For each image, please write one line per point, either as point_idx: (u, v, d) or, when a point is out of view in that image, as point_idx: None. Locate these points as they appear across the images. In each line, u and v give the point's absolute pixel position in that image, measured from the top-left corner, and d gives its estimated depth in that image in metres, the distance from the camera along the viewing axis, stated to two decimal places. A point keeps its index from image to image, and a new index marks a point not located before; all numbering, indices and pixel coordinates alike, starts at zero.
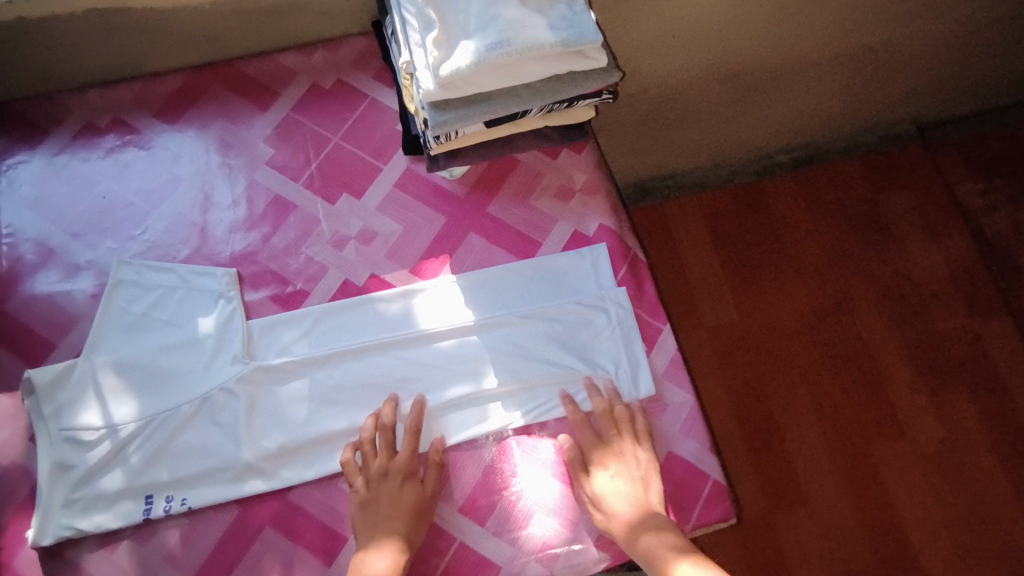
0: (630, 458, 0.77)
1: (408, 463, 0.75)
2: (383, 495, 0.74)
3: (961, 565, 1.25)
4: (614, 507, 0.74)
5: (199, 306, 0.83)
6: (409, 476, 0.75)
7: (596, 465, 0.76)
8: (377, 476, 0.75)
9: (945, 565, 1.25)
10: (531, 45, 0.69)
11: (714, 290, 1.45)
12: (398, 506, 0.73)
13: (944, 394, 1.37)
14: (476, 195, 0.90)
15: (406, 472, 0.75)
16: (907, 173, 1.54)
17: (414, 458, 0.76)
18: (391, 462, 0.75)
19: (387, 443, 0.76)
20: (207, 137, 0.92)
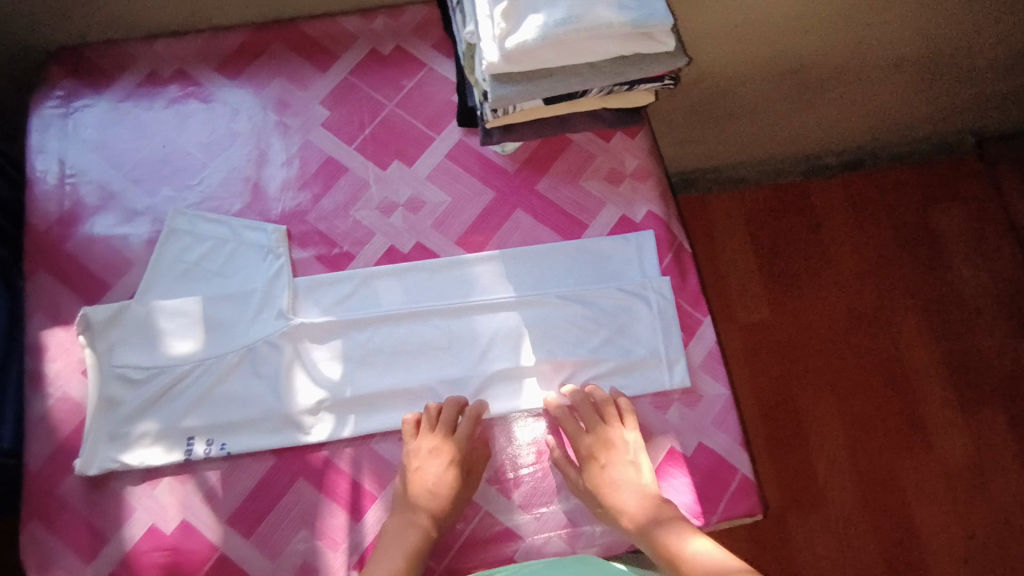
0: (616, 444, 0.77)
1: (460, 448, 0.76)
2: (429, 470, 0.75)
3: None
4: (622, 501, 0.74)
5: (248, 260, 0.85)
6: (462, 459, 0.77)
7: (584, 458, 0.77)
8: (427, 451, 0.76)
9: None
10: (600, 23, 0.69)
11: (749, 288, 1.43)
12: (438, 482, 0.75)
13: (978, 413, 1.33)
14: (526, 172, 0.90)
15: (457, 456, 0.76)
16: (960, 185, 1.49)
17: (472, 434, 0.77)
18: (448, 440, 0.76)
19: (444, 425, 0.77)
20: (266, 95, 0.93)
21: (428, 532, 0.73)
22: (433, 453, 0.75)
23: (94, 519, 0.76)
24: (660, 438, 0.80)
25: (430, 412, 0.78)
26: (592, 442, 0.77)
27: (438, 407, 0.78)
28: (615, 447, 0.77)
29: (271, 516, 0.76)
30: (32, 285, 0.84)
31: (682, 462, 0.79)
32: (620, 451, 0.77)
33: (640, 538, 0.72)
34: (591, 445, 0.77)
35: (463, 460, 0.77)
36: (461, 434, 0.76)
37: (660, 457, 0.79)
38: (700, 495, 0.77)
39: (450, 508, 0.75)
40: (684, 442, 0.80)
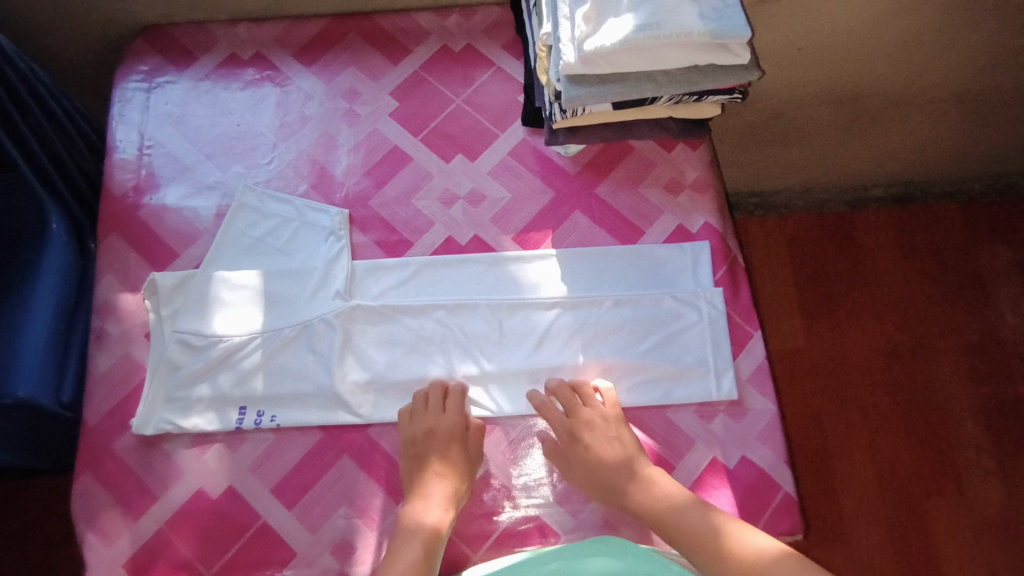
0: (598, 423, 0.77)
1: (456, 426, 0.77)
2: (428, 452, 0.76)
3: None
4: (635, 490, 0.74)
5: (311, 240, 0.87)
6: (459, 436, 0.77)
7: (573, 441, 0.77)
8: (422, 436, 0.77)
9: None
10: (679, 31, 0.70)
11: (785, 314, 1.43)
12: (441, 463, 0.75)
13: (1014, 461, 1.30)
14: (586, 175, 0.91)
15: (454, 434, 0.77)
16: (1009, 228, 1.47)
17: (463, 417, 0.79)
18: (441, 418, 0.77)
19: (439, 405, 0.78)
20: (338, 82, 0.96)
21: (445, 517, 0.73)
22: (430, 432, 0.76)
23: (145, 477, 0.78)
24: (703, 448, 0.79)
25: (420, 399, 0.80)
26: (574, 425, 0.77)
27: (423, 395, 0.80)
28: (597, 428, 0.77)
29: (314, 491, 0.78)
30: (103, 247, 0.88)
31: (722, 473, 0.78)
32: (602, 429, 0.77)
33: (669, 533, 0.71)
34: (574, 428, 0.77)
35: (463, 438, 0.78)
36: (454, 413, 0.78)
37: (703, 466, 0.79)
38: (741, 508, 0.77)
39: (462, 488, 0.76)
40: (728, 454, 0.79)
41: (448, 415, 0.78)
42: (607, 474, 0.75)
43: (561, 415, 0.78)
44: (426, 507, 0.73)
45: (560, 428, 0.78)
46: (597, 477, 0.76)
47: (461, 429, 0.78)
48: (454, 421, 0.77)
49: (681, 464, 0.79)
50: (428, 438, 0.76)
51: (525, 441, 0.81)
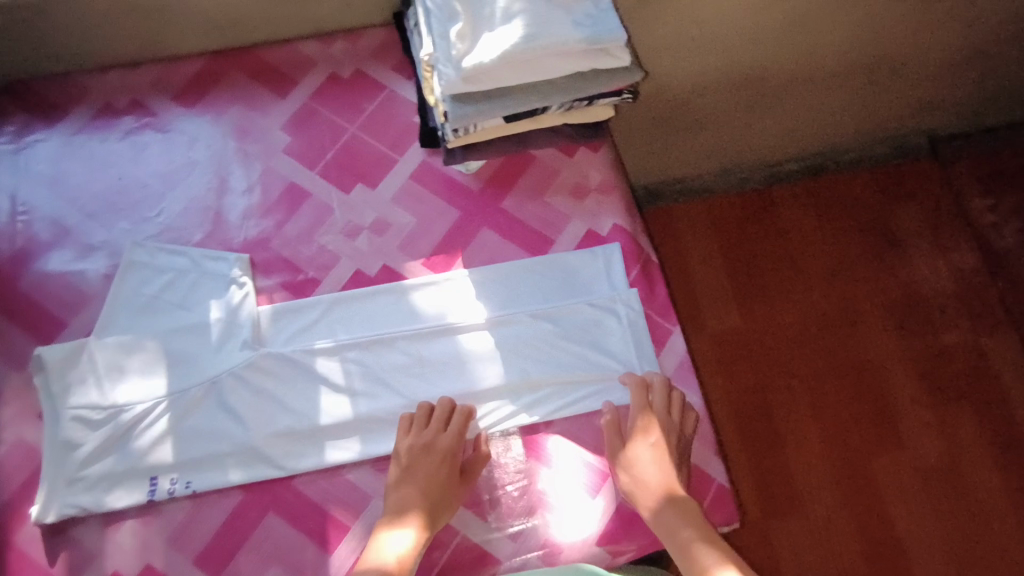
0: (673, 431, 0.77)
1: (450, 448, 0.75)
2: (421, 472, 0.74)
3: None
4: (648, 484, 0.74)
5: (210, 290, 0.83)
6: (451, 457, 0.75)
7: (639, 431, 0.76)
8: (418, 451, 0.75)
9: None
10: (555, 41, 0.69)
11: (718, 296, 1.45)
12: (429, 479, 0.74)
13: (947, 408, 1.35)
14: (491, 190, 0.90)
15: (449, 454, 0.75)
16: (917, 185, 1.52)
17: (460, 441, 0.76)
18: (438, 437, 0.75)
19: (436, 423, 0.76)
20: (224, 122, 0.92)
21: (422, 534, 0.71)
22: (425, 451, 0.75)
23: (53, 568, 0.73)
24: None
25: (422, 411, 0.77)
26: (654, 418, 0.76)
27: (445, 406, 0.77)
28: (667, 432, 0.77)
29: (240, 555, 0.74)
30: None
31: None
32: (671, 437, 0.77)
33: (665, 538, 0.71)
34: (652, 420, 0.76)
35: (457, 459, 0.76)
36: (452, 432, 0.76)
37: None
38: None
39: (438, 514, 0.73)
40: None
41: (445, 434, 0.76)
42: (648, 465, 0.74)
43: (644, 404, 0.77)
44: (408, 521, 0.72)
45: (641, 414, 0.77)
46: (641, 461, 0.75)
47: (456, 450, 0.76)
48: (450, 441, 0.75)
49: None
50: (423, 456, 0.75)
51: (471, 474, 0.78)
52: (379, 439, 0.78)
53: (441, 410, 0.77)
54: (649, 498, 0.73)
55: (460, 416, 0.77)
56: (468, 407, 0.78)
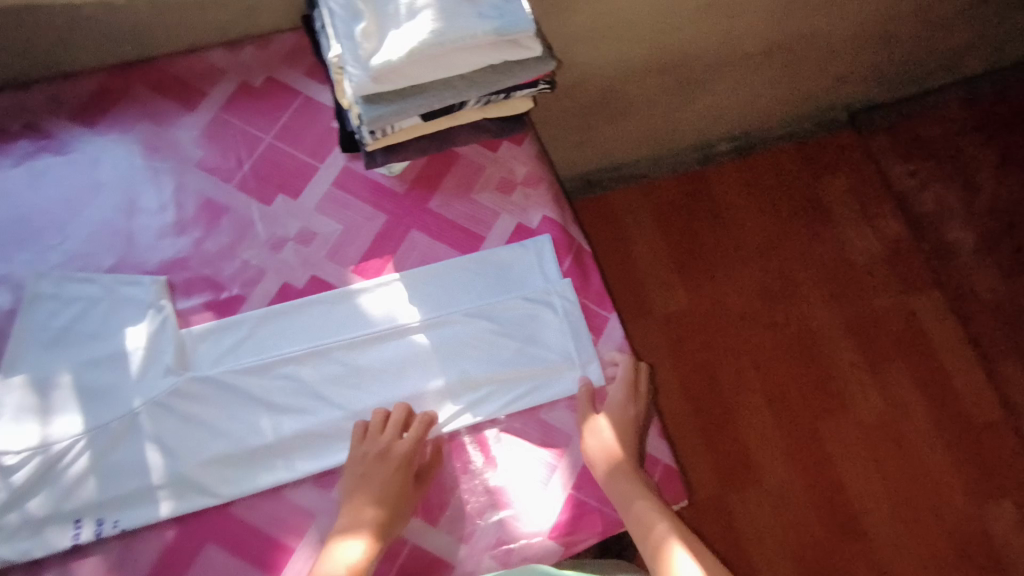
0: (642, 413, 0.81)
1: (407, 453, 0.73)
2: (377, 479, 0.72)
3: (905, 529, 1.30)
4: (611, 456, 0.76)
5: (126, 317, 0.79)
6: (408, 463, 0.73)
7: (613, 404, 0.79)
8: (374, 457, 0.73)
9: (892, 533, 1.30)
10: (463, 34, 0.68)
11: (662, 279, 1.47)
12: (384, 488, 0.72)
13: (885, 368, 1.41)
14: (417, 191, 0.88)
15: (405, 462, 0.73)
16: (840, 157, 1.57)
17: (419, 445, 0.74)
18: (396, 442, 0.73)
19: (394, 429, 0.74)
20: (130, 139, 0.88)
21: (374, 544, 0.69)
22: (381, 458, 0.72)
23: None
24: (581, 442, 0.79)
25: (379, 417, 0.75)
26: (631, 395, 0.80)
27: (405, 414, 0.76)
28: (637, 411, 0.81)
29: None
30: None
31: None
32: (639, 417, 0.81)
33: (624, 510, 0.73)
34: (628, 396, 0.80)
35: (412, 466, 0.74)
36: (410, 438, 0.74)
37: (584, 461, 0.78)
38: None
39: (392, 521, 0.72)
40: None
41: (403, 441, 0.74)
42: (621, 437, 0.77)
43: (621, 383, 0.81)
44: (360, 532, 0.70)
45: (619, 389, 0.80)
46: (615, 432, 0.77)
47: (414, 456, 0.74)
48: (407, 446, 0.73)
49: (564, 461, 0.78)
50: (380, 462, 0.72)
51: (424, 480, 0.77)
52: (320, 454, 0.76)
53: (398, 416, 0.75)
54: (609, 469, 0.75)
55: (421, 425, 0.75)
56: (430, 416, 0.76)
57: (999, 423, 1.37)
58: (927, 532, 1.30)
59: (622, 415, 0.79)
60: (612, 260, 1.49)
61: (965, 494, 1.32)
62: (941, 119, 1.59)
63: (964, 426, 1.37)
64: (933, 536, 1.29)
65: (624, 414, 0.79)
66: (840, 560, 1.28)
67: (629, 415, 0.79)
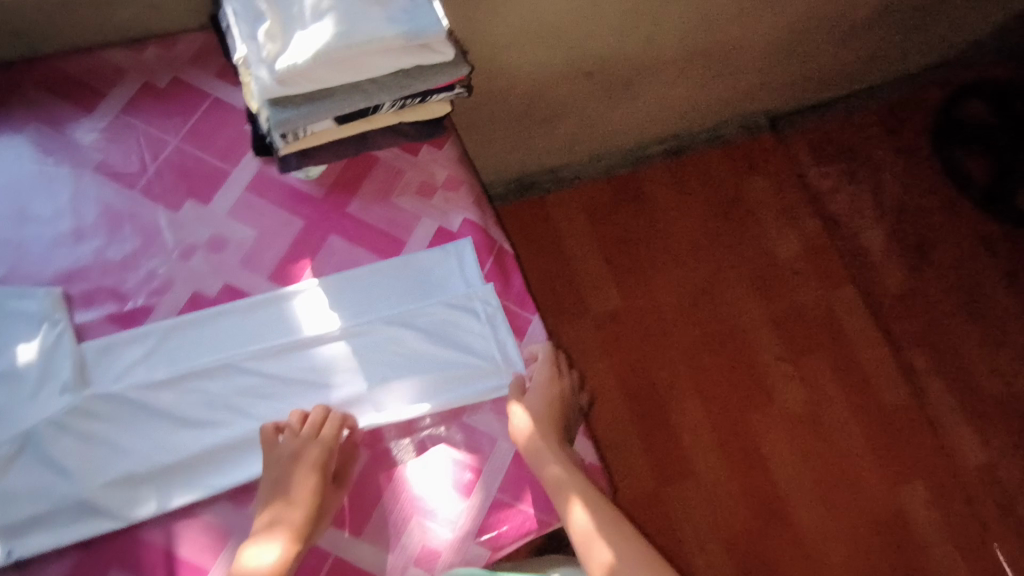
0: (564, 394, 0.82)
1: (323, 452, 0.71)
2: (293, 481, 0.70)
3: (826, 513, 1.37)
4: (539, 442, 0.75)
5: (17, 333, 0.74)
6: (325, 463, 0.71)
7: (534, 390, 0.79)
8: (287, 459, 0.70)
9: (813, 517, 1.36)
10: (371, 38, 0.68)
11: (596, 280, 1.50)
12: (301, 488, 0.70)
13: (804, 360, 1.48)
14: (336, 195, 0.86)
15: (321, 460, 0.71)
16: (762, 159, 1.64)
17: (335, 441, 0.73)
18: (312, 442, 0.72)
19: (308, 429, 0.72)
20: (20, 142, 0.82)
21: (292, 547, 0.67)
22: (295, 459, 0.70)
23: None
24: (505, 444, 0.79)
25: (295, 418, 0.73)
26: (551, 378, 0.81)
27: (320, 416, 0.74)
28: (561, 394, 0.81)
29: None
30: None
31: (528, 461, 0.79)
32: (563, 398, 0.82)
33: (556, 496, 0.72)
34: (548, 381, 0.80)
35: (331, 464, 0.73)
36: (326, 436, 0.73)
37: (507, 462, 0.79)
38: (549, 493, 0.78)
39: (311, 524, 0.70)
40: None
41: (320, 438, 0.72)
42: (553, 412, 0.79)
43: (541, 368, 0.81)
44: (275, 538, 0.67)
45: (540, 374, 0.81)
46: (547, 407, 0.78)
47: (331, 454, 0.72)
48: (323, 445, 0.72)
49: (487, 464, 0.78)
50: (293, 464, 0.70)
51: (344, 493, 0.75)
52: (234, 470, 0.73)
53: (315, 416, 0.74)
54: (539, 456, 0.74)
55: (333, 422, 0.74)
56: (344, 413, 0.76)
57: (907, 410, 1.46)
58: (844, 514, 1.37)
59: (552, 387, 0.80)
60: (547, 261, 1.51)
61: (878, 476, 1.41)
62: (851, 124, 1.69)
63: (877, 413, 1.45)
64: (850, 518, 1.37)
65: (552, 387, 0.80)
66: (767, 546, 1.34)
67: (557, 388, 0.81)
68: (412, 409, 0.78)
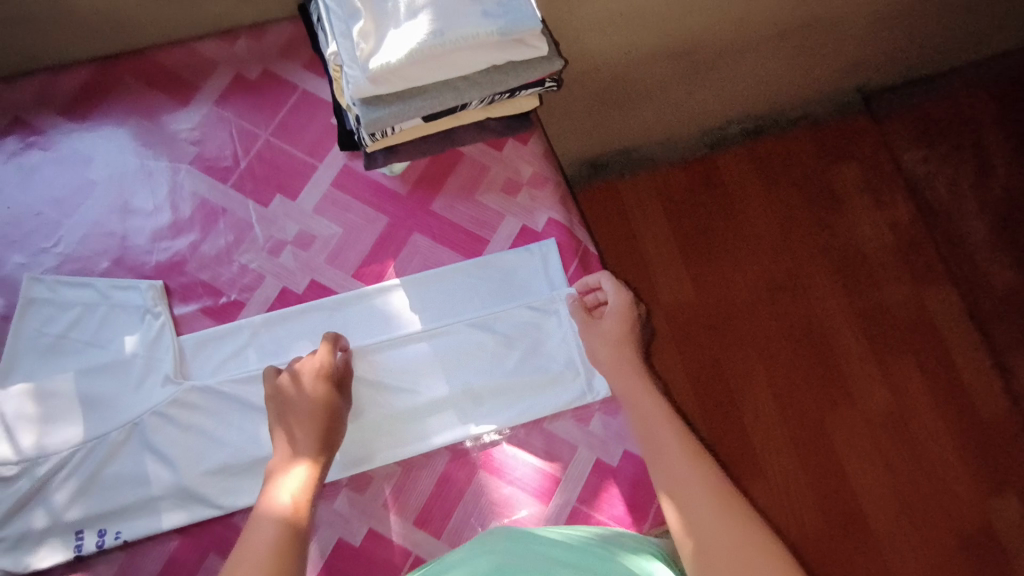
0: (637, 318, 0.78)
1: (324, 368, 0.69)
2: (297, 400, 0.67)
3: (909, 523, 1.29)
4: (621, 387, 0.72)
5: (123, 324, 0.77)
6: (328, 377, 0.69)
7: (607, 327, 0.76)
8: (288, 384, 0.68)
9: (896, 526, 1.29)
10: (466, 35, 0.65)
11: (668, 266, 1.40)
12: (308, 406, 0.66)
13: (892, 361, 1.38)
14: (420, 192, 0.85)
15: (325, 372, 0.69)
16: (855, 142, 1.50)
17: (333, 358, 0.71)
18: (308, 364, 0.70)
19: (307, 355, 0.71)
20: (121, 136, 0.85)
21: (318, 458, 0.64)
22: (297, 381, 0.68)
23: None
24: (586, 452, 0.78)
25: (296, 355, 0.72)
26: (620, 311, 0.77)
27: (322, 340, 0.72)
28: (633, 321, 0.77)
29: None
30: None
31: (608, 473, 0.77)
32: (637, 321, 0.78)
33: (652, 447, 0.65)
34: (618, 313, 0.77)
35: (336, 379, 0.70)
36: (322, 355, 0.70)
37: (588, 471, 0.77)
38: (631, 505, 0.76)
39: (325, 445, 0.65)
40: (610, 451, 0.78)
41: (317, 359, 0.70)
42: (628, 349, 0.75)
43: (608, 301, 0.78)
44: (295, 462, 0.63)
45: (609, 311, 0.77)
46: (621, 346, 0.75)
47: (331, 371, 0.70)
48: (323, 362, 0.70)
49: (566, 473, 0.77)
50: (296, 384, 0.68)
51: (420, 491, 0.75)
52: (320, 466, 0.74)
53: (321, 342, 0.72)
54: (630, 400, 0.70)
55: (329, 341, 0.72)
56: (335, 334, 0.74)
57: (1001, 417, 1.36)
58: (929, 523, 1.29)
59: (626, 317, 0.76)
60: (617, 247, 1.41)
61: (965, 483, 1.32)
62: (958, 101, 1.53)
63: (967, 420, 1.36)
64: (936, 529, 1.29)
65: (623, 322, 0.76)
66: (843, 554, 1.27)
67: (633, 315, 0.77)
68: (492, 417, 0.78)
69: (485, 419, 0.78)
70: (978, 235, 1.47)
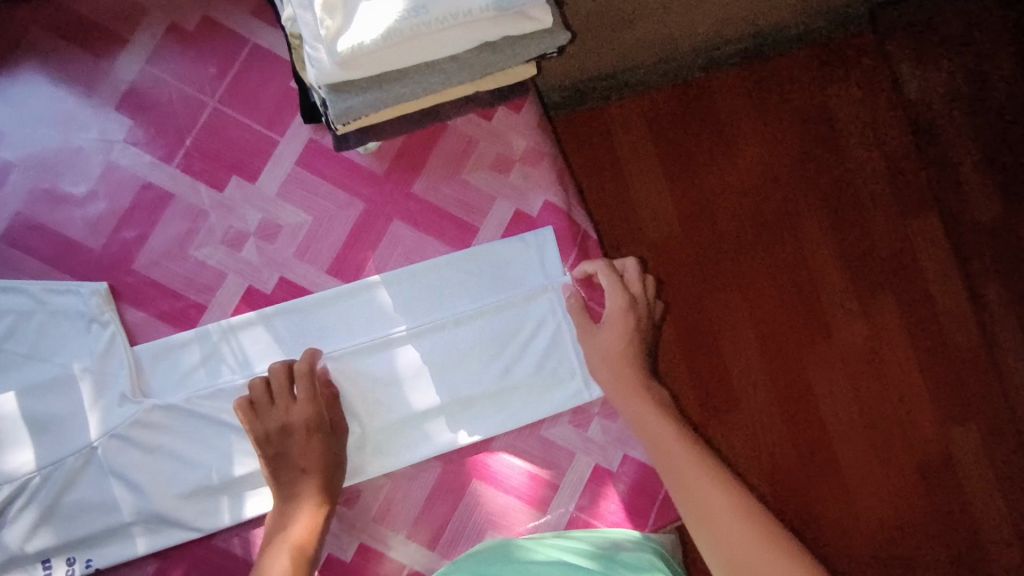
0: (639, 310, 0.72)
1: (308, 416, 0.67)
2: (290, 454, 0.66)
3: (887, 487, 1.15)
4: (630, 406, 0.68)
5: (68, 334, 0.68)
6: (313, 426, 0.67)
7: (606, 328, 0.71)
8: (276, 435, 0.66)
9: (874, 488, 1.15)
10: (455, 11, 0.53)
11: (648, 186, 1.13)
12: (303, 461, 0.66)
13: (879, 312, 1.18)
14: (399, 172, 0.75)
15: (311, 424, 0.67)
16: (867, 58, 1.20)
17: (315, 400, 0.68)
18: (291, 413, 0.67)
19: (285, 398, 0.67)
20: (35, 104, 0.71)
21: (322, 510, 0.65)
22: (285, 433, 0.66)
23: None
24: (585, 458, 0.75)
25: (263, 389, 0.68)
26: (615, 310, 0.71)
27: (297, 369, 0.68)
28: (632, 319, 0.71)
29: None
30: None
31: (607, 478, 0.75)
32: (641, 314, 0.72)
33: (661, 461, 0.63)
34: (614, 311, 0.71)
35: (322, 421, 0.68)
36: (303, 400, 0.67)
37: (586, 477, 0.74)
38: (630, 509, 0.74)
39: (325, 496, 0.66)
40: (609, 455, 0.75)
41: (298, 407, 0.67)
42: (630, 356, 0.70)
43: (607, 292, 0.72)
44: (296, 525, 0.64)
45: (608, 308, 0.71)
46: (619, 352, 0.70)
47: (315, 417, 0.68)
48: (305, 410, 0.67)
49: (563, 480, 0.74)
50: (284, 436, 0.66)
51: (411, 503, 0.72)
52: None
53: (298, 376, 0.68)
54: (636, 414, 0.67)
55: (307, 377, 0.68)
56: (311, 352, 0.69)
57: (987, 386, 1.20)
58: (904, 490, 1.16)
59: (621, 318, 0.71)
60: (586, 168, 1.12)
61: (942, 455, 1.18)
62: None
63: (955, 389, 1.19)
64: (911, 498, 1.15)
65: (624, 322, 0.71)
66: (828, 538, 1.12)
67: (630, 314, 0.71)
68: (484, 425, 0.73)
69: (477, 429, 0.73)
70: (996, 164, 1.21)
